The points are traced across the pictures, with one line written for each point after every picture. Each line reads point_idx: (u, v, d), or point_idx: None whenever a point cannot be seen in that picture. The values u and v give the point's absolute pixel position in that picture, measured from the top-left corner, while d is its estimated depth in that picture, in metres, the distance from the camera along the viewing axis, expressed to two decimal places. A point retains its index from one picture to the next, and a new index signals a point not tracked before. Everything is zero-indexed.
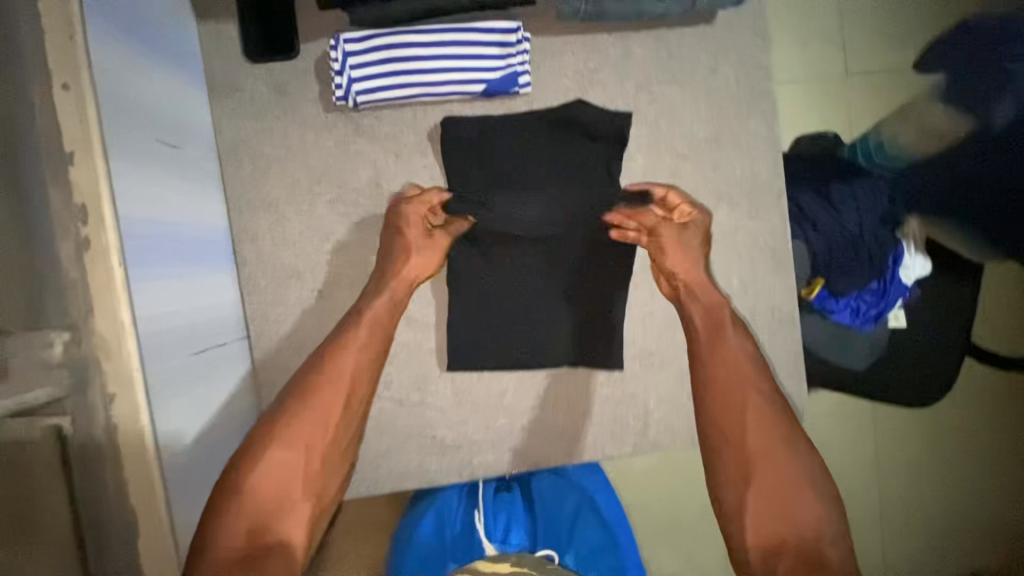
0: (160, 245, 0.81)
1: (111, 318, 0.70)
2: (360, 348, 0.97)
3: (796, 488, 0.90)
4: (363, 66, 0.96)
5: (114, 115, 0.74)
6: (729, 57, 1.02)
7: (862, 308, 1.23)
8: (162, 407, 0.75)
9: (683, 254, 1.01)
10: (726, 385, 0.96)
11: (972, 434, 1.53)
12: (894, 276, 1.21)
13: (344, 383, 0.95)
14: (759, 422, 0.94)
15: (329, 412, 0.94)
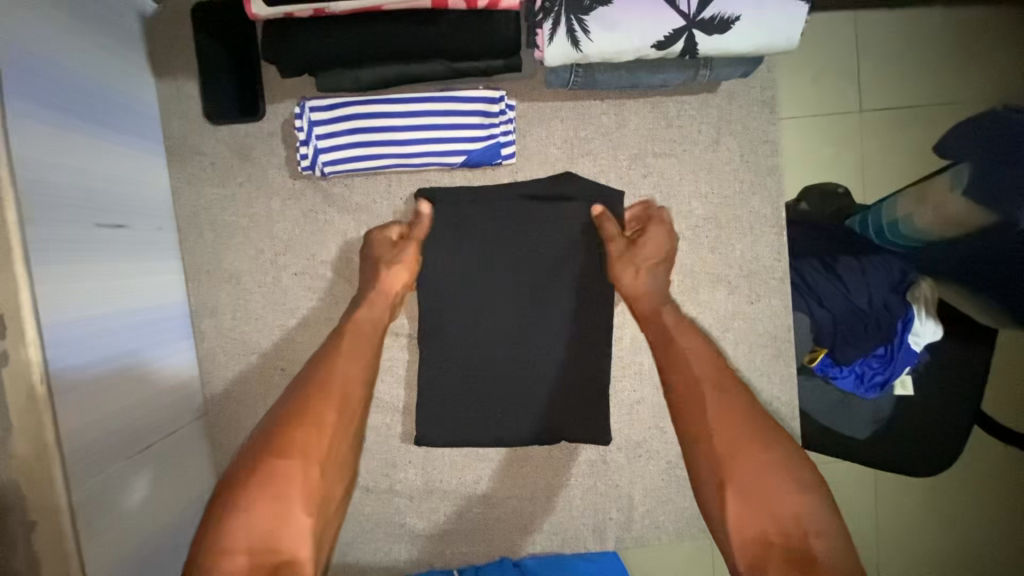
0: (98, 343, 0.73)
1: (33, 439, 0.63)
2: (350, 356, 0.77)
3: (786, 492, 0.60)
4: (331, 136, 0.88)
5: (44, 210, 0.66)
6: (733, 129, 0.94)
7: (867, 374, 1.13)
8: (94, 526, 0.69)
9: (627, 268, 0.86)
10: (686, 368, 0.73)
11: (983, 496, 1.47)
12: (903, 340, 1.06)
13: (334, 393, 0.72)
14: (738, 423, 0.66)
15: (324, 415, 0.69)
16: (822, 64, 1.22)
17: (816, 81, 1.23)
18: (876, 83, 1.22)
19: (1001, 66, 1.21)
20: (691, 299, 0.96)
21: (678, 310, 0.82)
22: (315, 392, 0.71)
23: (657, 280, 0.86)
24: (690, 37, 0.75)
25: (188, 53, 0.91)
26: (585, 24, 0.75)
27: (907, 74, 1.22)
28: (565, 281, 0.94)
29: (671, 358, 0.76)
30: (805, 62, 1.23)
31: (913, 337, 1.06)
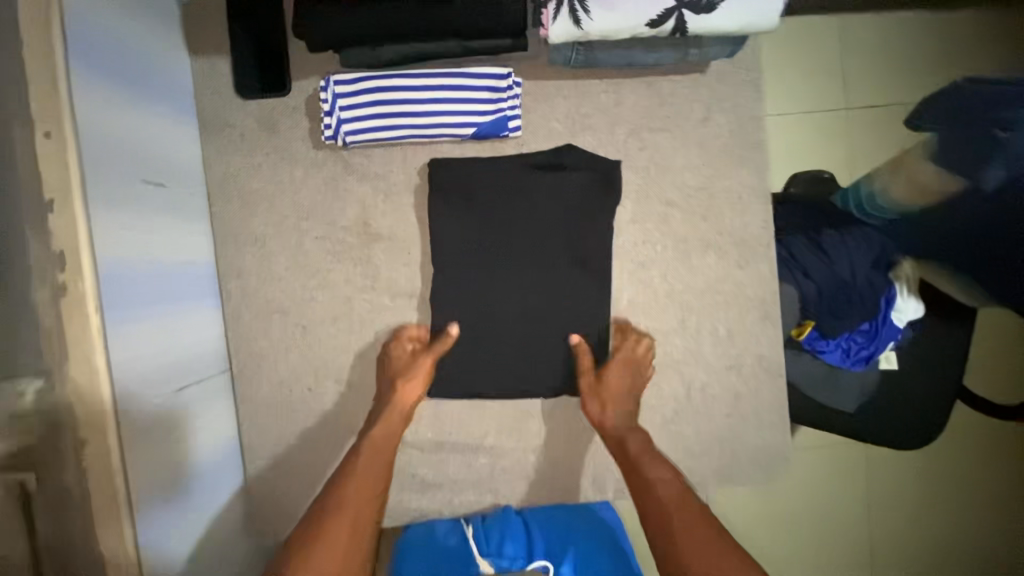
0: (141, 286, 0.81)
1: (86, 363, 0.70)
2: (368, 464, 0.90)
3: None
4: (353, 107, 0.96)
5: (97, 162, 0.74)
6: (722, 106, 1.02)
7: (853, 349, 1.21)
8: (134, 451, 0.76)
9: (610, 399, 0.98)
10: (655, 491, 0.88)
11: (961, 466, 1.53)
12: (886, 316, 1.18)
13: (349, 515, 0.85)
14: (698, 538, 0.81)
15: (334, 530, 0.83)
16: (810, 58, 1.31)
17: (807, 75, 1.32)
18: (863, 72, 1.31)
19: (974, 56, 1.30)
20: (684, 264, 1.03)
21: (645, 436, 0.96)
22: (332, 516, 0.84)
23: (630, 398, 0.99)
24: (681, 16, 0.83)
25: (221, 34, 0.99)
26: (586, 4, 0.83)
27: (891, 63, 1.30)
28: (567, 246, 1.01)
29: (640, 483, 0.90)
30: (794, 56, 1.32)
31: (896, 314, 1.18)
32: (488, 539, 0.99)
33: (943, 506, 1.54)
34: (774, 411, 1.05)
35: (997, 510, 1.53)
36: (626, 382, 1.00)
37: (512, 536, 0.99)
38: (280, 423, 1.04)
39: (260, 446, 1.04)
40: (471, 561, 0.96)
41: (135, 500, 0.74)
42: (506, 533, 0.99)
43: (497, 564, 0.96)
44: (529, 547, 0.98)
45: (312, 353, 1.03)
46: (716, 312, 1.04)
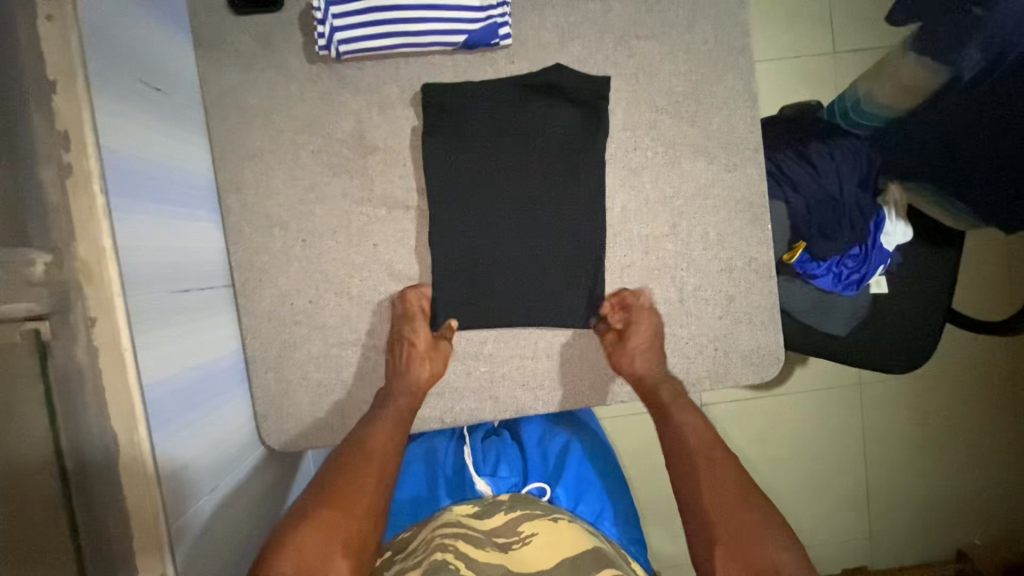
0: (142, 181, 0.83)
1: (93, 242, 0.71)
2: (386, 424, 0.97)
3: (771, 549, 0.78)
4: (346, 15, 0.97)
5: (99, 52, 0.76)
6: (707, 13, 1.04)
7: (844, 273, 1.24)
8: (143, 337, 0.78)
9: (631, 360, 1.03)
10: (681, 436, 0.96)
11: (925, 399, 1.65)
12: (876, 241, 1.23)
13: (372, 451, 0.93)
14: (725, 477, 0.88)
15: (364, 466, 0.91)
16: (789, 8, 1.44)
17: (789, 22, 1.44)
18: (844, 15, 1.44)
19: None
20: (674, 169, 1.06)
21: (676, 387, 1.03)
22: (361, 464, 0.91)
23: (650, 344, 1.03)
24: None
25: None
26: None
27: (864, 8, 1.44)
28: (559, 155, 1.04)
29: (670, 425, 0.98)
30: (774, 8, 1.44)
31: (885, 237, 1.22)
32: (484, 461, 1.14)
33: (913, 436, 1.66)
34: (765, 312, 1.08)
35: (959, 433, 1.65)
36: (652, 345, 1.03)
37: (507, 463, 1.13)
38: (283, 337, 1.06)
39: (264, 361, 1.07)
40: (470, 481, 1.10)
41: (144, 383, 0.76)
42: (500, 454, 1.14)
43: (492, 481, 1.10)
44: (523, 472, 1.13)
45: (313, 265, 1.05)
46: (706, 216, 1.07)
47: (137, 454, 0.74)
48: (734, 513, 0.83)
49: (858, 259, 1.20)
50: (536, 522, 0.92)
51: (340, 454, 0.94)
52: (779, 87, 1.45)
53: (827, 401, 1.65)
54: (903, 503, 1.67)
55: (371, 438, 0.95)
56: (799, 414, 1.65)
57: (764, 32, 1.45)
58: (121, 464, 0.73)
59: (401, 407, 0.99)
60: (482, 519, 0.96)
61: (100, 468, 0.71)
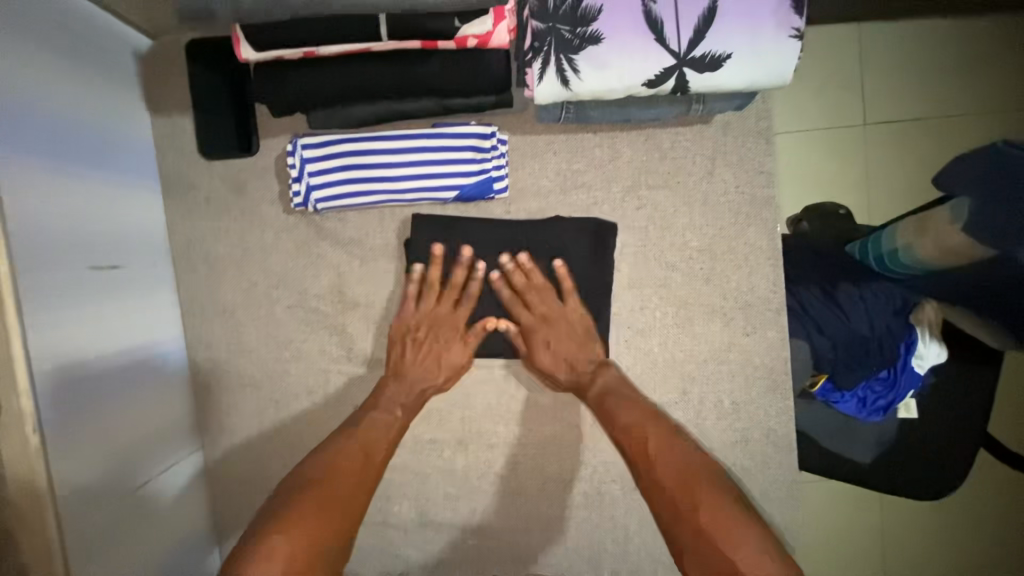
0: (88, 387, 0.74)
1: (28, 485, 0.64)
2: (377, 432, 0.84)
3: (728, 543, 0.63)
4: (324, 173, 0.88)
5: (39, 258, 0.67)
6: (728, 160, 0.93)
7: (869, 398, 1.11)
8: (91, 565, 0.70)
9: (551, 357, 0.90)
10: (620, 418, 0.82)
11: (985, 493, 1.42)
12: (906, 364, 1.08)
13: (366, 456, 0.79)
14: (674, 460, 0.74)
15: (356, 468, 0.77)
16: (820, 74, 1.28)
17: (821, 91, 1.29)
18: (881, 95, 1.28)
19: (983, 95, 1.26)
20: (684, 332, 0.96)
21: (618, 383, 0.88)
22: (339, 470, 0.75)
23: (571, 339, 0.91)
24: (682, 74, 0.75)
25: (183, 91, 0.92)
26: (575, 63, 0.75)
27: (908, 85, 1.27)
28: None
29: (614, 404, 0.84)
30: (804, 72, 1.29)
31: (916, 360, 1.08)
32: None
33: (977, 536, 1.42)
34: (783, 488, 0.97)
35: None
36: (566, 326, 0.91)
37: None
38: (254, 498, 0.98)
39: (234, 527, 0.99)
40: None
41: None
42: None
43: None
44: None
45: (287, 427, 0.97)
46: (719, 383, 0.96)
47: None
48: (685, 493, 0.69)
49: (888, 385, 1.08)
50: None
51: (312, 463, 0.77)
52: (802, 165, 1.29)
53: (872, 507, 1.44)
54: None
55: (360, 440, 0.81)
56: (840, 519, 1.45)
57: (791, 96, 1.30)
58: None
59: (404, 402, 0.88)
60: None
61: None
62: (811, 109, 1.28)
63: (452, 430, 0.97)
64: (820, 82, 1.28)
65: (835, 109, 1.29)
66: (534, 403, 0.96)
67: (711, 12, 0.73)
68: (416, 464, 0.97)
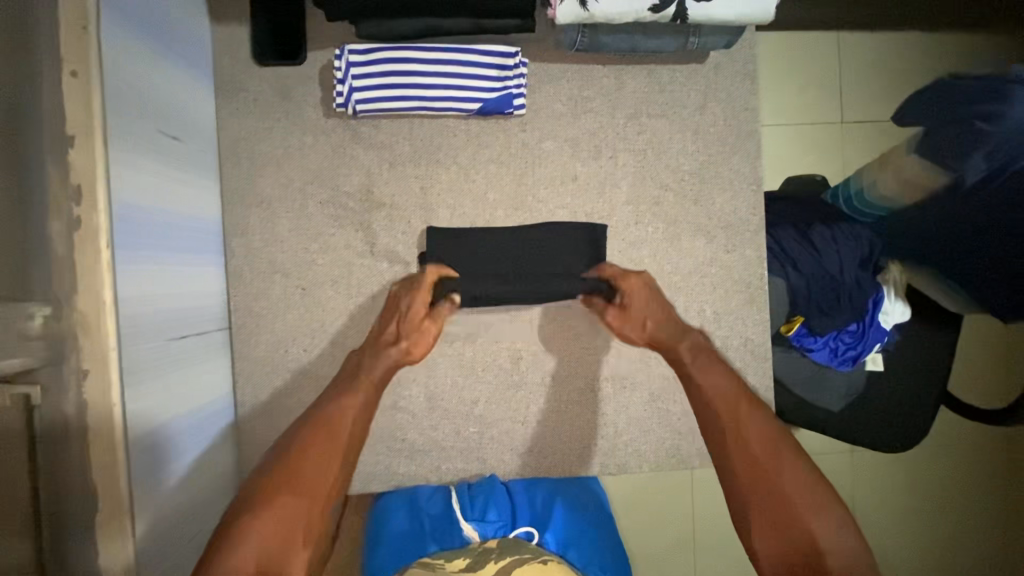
0: (146, 231, 0.83)
1: (94, 295, 0.72)
2: (347, 401, 0.84)
3: (810, 523, 0.64)
4: (364, 77, 1.00)
5: (119, 104, 0.77)
6: (718, 96, 1.07)
7: (840, 348, 1.22)
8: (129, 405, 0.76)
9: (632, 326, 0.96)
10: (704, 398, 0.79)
11: (940, 448, 1.53)
12: (874, 319, 1.18)
13: (334, 430, 0.79)
14: (754, 431, 0.73)
15: (312, 446, 0.76)
16: (800, 69, 1.44)
17: (802, 85, 1.44)
18: (855, 76, 1.44)
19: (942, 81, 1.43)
20: (674, 246, 1.07)
21: (695, 341, 0.90)
22: (309, 445, 0.76)
23: (642, 300, 0.97)
24: (681, 3, 0.89)
25: (242, 4, 1.04)
26: None
27: (877, 69, 1.44)
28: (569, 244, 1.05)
29: (694, 379, 0.83)
30: (787, 67, 1.44)
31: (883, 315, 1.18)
32: (471, 505, 0.99)
33: (933, 485, 1.53)
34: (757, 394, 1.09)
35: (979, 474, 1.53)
36: (637, 293, 0.98)
37: (497, 504, 1.00)
38: (278, 384, 1.08)
39: (255, 409, 1.08)
40: (456, 525, 0.96)
41: (137, 527, 0.76)
42: (490, 498, 1.00)
43: (479, 528, 0.96)
44: (512, 512, 1.00)
45: (311, 314, 1.07)
46: (703, 294, 1.08)
47: (117, 509, 0.73)
48: (773, 487, 0.67)
49: (855, 337, 1.18)
50: (529, 565, 0.85)
51: (278, 446, 0.77)
52: (784, 149, 1.45)
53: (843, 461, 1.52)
54: (935, 557, 1.52)
55: (324, 414, 0.81)
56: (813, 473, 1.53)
57: (776, 89, 1.45)
58: (98, 520, 0.72)
59: (377, 372, 0.90)
60: (474, 571, 0.84)
61: (79, 523, 0.71)
62: (791, 103, 1.44)
63: (462, 324, 1.06)
64: (800, 77, 1.44)
65: (814, 99, 1.45)
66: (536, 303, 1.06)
67: None
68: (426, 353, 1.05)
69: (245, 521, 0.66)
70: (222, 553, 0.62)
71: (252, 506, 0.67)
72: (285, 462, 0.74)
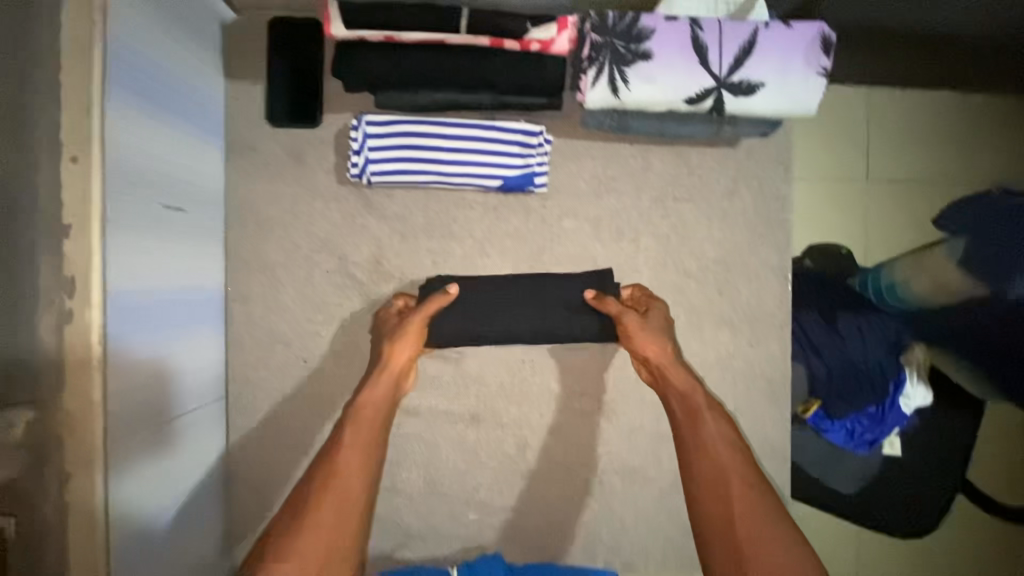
0: (147, 314, 0.79)
1: (83, 395, 0.67)
2: (348, 453, 0.79)
3: None
4: (381, 149, 0.95)
5: (125, 185, 0.73)
6: (749, 182, 1.02)
7: (857, 431, 1.17)
8: (116, 508, 0.71)
9: (648, 338, 0.88)
10: (709, 461, 0.77)
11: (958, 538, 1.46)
12: (894, 402, 1.13)
13: (337, 484, 0.76)
14: (753, 512, 0.73)
15: (318, 514, 0.74)
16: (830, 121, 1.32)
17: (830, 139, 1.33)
18: None
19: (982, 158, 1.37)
20: (694, 336, 1.02)
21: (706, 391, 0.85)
22: (316, 508, 0.74)
23: (660, 322, 0.91)
24: (719, 96, 0.84)
25: (258, 61, 1.00)
26: (625, 75, 0.84)
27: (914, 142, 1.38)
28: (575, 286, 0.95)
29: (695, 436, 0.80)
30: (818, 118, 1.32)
31: (904, 399, 1.13)
32: None
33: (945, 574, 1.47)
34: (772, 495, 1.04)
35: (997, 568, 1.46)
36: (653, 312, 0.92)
37: None
38: (274, 454, 1.04)
39: (248, 477, 1.04)
40: None
41: None
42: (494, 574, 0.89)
43: None
44: None
45: (312, 385, 1.03)
46: (722, 388, 1.03)
47: None
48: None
49: (875, 422, 1.14)
50: None
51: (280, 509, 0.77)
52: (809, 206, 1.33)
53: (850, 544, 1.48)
54: None
55: (325, 468, 0.78)
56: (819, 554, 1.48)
57: (801, 140, 1.34)
58: None
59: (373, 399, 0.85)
60: None
61: None
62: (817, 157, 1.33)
63: (467, 406, 1.01)
64: (829, 131, 1.33)
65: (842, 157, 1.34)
66: (547, 389, 1.02)
67: (749, 45, 0.83)
68: (428, 434, 1.01)
69: None
70: None
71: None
72: (282, 532, 0.73)
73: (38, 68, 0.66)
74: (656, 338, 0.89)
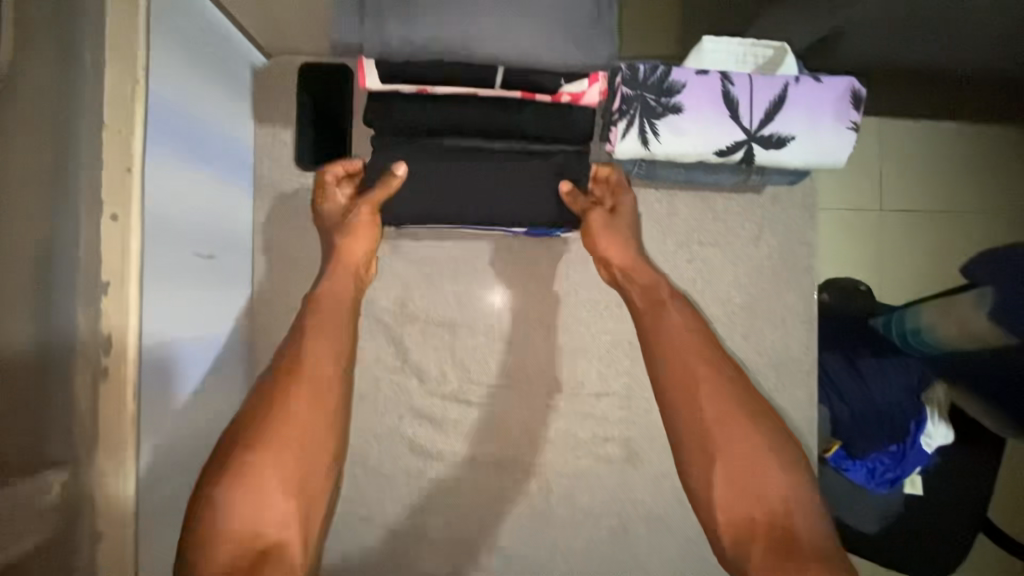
0: (174, 364, 0.78)
1: (117, 454, 0.66)
2: (325, 345, 0.84)
3: (767, 479, 0.74)
4: None
5: (158, 240, 0.73)
6: (775, 228, 1.02)
7: (878, 470, 1.14)
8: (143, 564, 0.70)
9: (610, 238, 0.91)
10: (668, 348, 0.85)
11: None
12: (915, 440, 1.09)
13: (314, 377, 0.81)
14: (715, 403, 0.80)
15: (292, 407, 0.77)
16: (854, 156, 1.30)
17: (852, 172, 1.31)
18: None
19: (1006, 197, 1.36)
20: None
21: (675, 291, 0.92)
22: (294, 407, 0.77)
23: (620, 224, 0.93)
24: (749, 149, 0.85)
25: (288, 106, 1.01)
26: (655, 128, 0.84)
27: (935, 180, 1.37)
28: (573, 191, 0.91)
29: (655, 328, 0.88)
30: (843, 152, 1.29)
31: (925, 437, 1.10)
32: None
33: None
34: None
35: None
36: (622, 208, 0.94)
37: None
38: None
39: None
40: None
41: None
42: None
43: None
44: None
45: None
46: None
47: None
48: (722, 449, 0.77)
49: (895, 460, 1.10)
50: None
51: (245, 406, 0.80)
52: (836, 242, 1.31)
53: None
54: None
55: (299, 359, 0.82)
56: None
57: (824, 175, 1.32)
58: None
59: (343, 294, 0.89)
60: None
61: None
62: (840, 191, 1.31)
63: (491, 451, 1.01)
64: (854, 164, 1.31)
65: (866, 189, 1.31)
66: (571, 434, 1.02)
67: (780, 99, 0.83)
68: (452, 478, 1.01)
69: (225, 484, 0.70)
70: (208, 514, 0.68)
71: (222, 472, 0.71)
72: (253, 425, 0.75)
73: (83, 121, 0.63)
74: (615, 249, 0.93)
